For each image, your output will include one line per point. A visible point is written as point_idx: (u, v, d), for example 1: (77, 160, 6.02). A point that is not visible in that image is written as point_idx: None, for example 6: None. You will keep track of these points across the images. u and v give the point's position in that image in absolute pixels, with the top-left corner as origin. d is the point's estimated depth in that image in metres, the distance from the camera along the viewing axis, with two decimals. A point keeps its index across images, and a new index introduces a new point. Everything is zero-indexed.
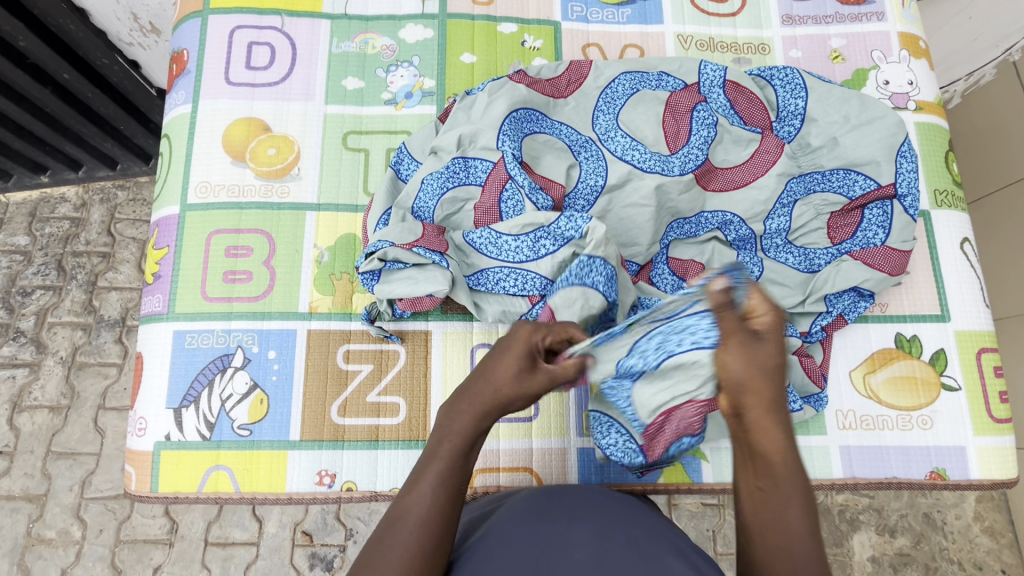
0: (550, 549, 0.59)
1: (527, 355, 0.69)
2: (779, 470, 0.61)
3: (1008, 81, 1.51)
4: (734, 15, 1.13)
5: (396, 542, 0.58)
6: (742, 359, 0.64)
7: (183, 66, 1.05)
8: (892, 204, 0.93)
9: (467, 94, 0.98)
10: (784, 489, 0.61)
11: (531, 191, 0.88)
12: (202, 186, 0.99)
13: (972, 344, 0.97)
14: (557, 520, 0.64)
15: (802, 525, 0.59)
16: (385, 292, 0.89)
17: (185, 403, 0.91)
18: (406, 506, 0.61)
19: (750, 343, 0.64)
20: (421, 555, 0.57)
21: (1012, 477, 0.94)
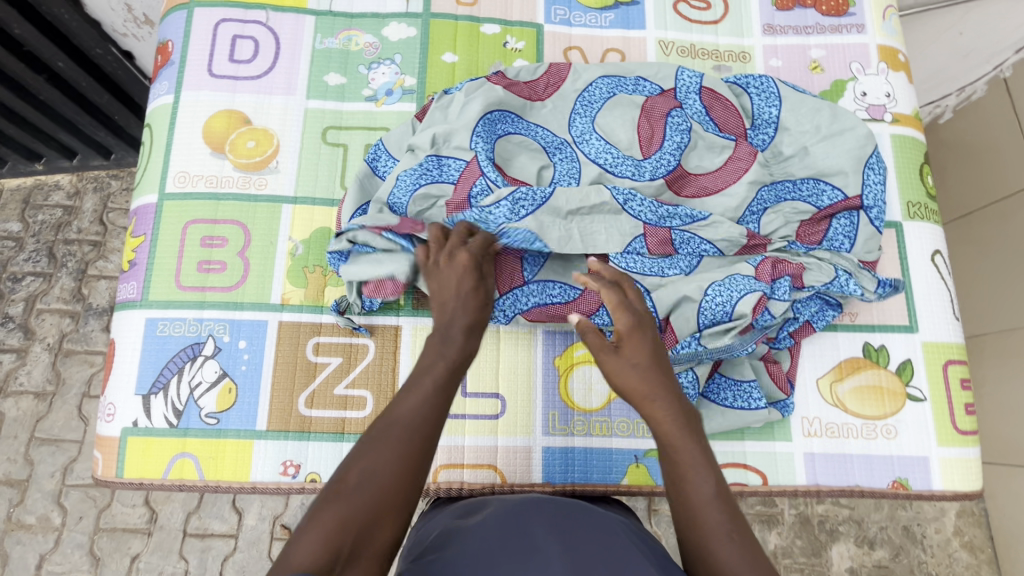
0: (527, 556, 0.60)
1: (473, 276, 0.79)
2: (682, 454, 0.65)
3: (997, 97, 1.52)
4: (715, 23, 1.15)
5: (385, 439, 0.62)
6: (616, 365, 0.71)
7: (168, 56, 1.06)
8: (858, 216, 0.94)
9: (446, 93, 0.99)
10: (684, 472, 0.65)
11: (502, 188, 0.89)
12: (181, 176, 1.00)
13: (939, 356, 0.98)
14: (532, 531, 0.65)
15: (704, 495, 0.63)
16: (351, 274, 0.90)
17: (154, 390, 0.91)
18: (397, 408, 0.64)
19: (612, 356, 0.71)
20: (416, 453, 0.62)
21: (976, 489, 0.94)
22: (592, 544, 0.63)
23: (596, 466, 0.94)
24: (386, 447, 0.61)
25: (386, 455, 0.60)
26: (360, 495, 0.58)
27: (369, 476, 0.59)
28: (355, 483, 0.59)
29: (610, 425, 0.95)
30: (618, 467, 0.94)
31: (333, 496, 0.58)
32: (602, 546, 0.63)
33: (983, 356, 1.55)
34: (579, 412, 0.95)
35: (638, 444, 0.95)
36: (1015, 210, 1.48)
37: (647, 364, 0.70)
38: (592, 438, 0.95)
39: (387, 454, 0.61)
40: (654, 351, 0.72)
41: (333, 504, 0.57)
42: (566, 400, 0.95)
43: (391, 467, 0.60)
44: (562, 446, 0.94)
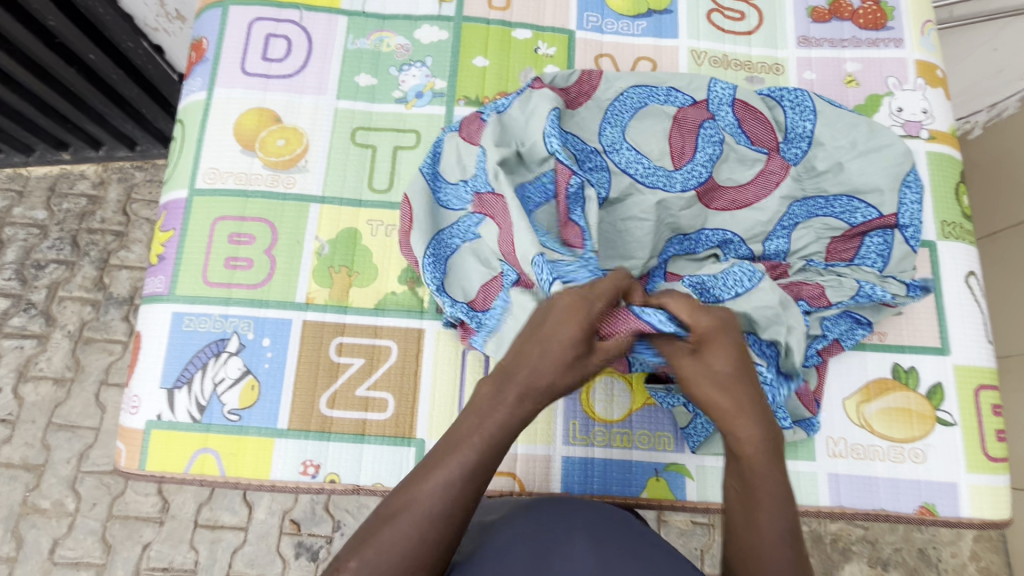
0: (551, 554, 0.62)
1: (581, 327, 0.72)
2: (758, 478, 0.69)
3: None
4: (749, 33, 1.13)
5: (419, 502, 0.63)
6: (696, 371, 0.73)
7: (202, 53, 1.07)
8: (892, 234, 0.92)
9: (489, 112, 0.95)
10: (761, 499, 0.67)
11: (591, 182, 0.88)
12: (211, 172, 1.00)
13: (971, 380, 0.96)
14: (553, 527, 0.66)
15: (774, 530, 0.65)
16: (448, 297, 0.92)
17: (179, 384, 0.92)
18: (423, 489, 0.64)
19: (694, 360, 0.74)
20: (443, 519, 0.63)
21: (1004, 518, 0.92)
22: (614, 544, 0.65)
23: (615, 478, 0.93)
24: (443, 474, 0.64)
25: (443, 480, 0.64)
26: (414, 521, 0.62)
27: (427, 501, 0.63)
28: (413, 505, 0.63)
29: (631, 437, 0.94)
30: (638, 480, 0.93)
31: (399, 511, 0.62)
32: (625, 548, 0.65)
33: (1007, 379, 1.52)
34: (600, 423, 0.94)
35: (659, 457, 0.94)
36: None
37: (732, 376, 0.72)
38: (613, 449, 0.94)
39: (443, 482, 0.64)
40: (733, 368, 0.72)
41: (394, 519, 0.62)
42: (587, 410, 0.95)
43: (448, 494, 0.63)
44: (582, 457, 0.93)
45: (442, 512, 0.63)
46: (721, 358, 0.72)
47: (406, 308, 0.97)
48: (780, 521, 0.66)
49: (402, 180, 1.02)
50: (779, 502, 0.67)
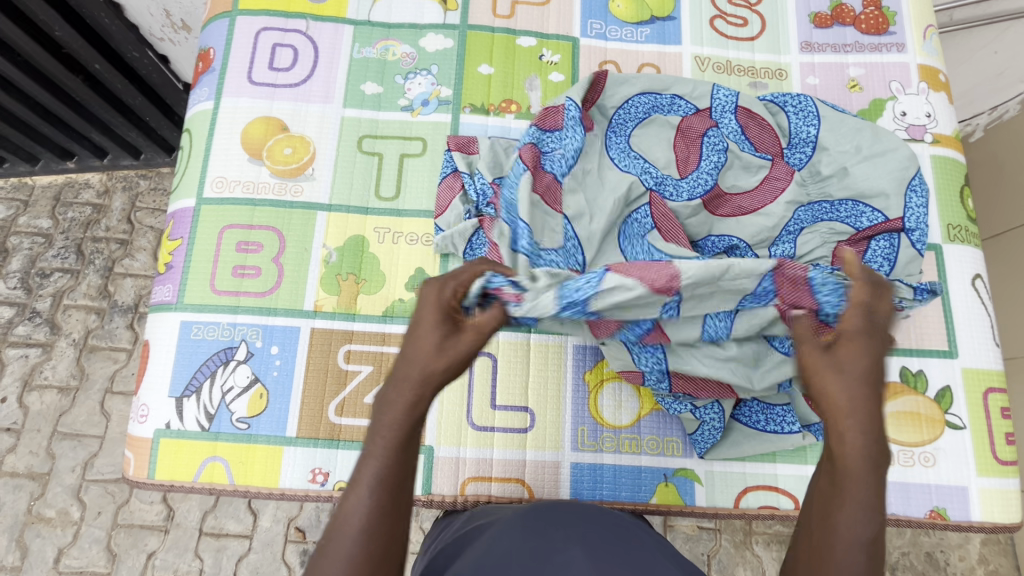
0: (542, 560, 0.59)
1: (445, 314, 0.60)
2: (850, 488, 0.52)
3: None
4: (752, 39, 1.14)
5: (344, 524, 0.53)
6: (819, 368, 0.55)
7: (209, 63, 1.08)
8: (898, 238, 0.92)
9: (556, 153, 0.91)
10: (845, 500, 0.52)
11: (678, 193, 0.93)
12: (218, 181, 1.01)
13: (979, 383, 0.95)
14: (551, 537, 0.64)
15: (851, 538, 0.51)
16: None
17: (187, 393, 0.92)
18: (344, 510, 0.53)
19: (825, 353, 0.55)
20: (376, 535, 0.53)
21: (1015, 522, 0.92)
22: (610, 553, 0.61)
23: (624, 484, 0.93)
24: (362, 487, 0.54)
25: (368, 498, 0.53)
26: (345, 545, 0.52)
27: (351, 521, 0.53)
28: (341, 528, 0.53)
29: (640, 443, 0.94)
30: (647, 486, 0.93)
31: (329, 534, 0.53)
32: (621, 558, 0.60)
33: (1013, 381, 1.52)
34: (608, 429, 0.94)
35: (668, 463, 0.93)
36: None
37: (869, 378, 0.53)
38: (621, 455, 0.94)
39: (365, 497, 0.53)
40: (868, 367, 0.54)
41: (327, 544, 0.53)
42: (595, 416, 0.95)
43: (373, 507, 0.53)
44: (591, 462, 0.93)
45: (375, 529, 0.53)
46: (849, 352, 0.55)
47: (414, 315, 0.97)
48: (864, 526, 0.51)
49: (408, 188, 1.03)
50: (870, 511, 0.51)
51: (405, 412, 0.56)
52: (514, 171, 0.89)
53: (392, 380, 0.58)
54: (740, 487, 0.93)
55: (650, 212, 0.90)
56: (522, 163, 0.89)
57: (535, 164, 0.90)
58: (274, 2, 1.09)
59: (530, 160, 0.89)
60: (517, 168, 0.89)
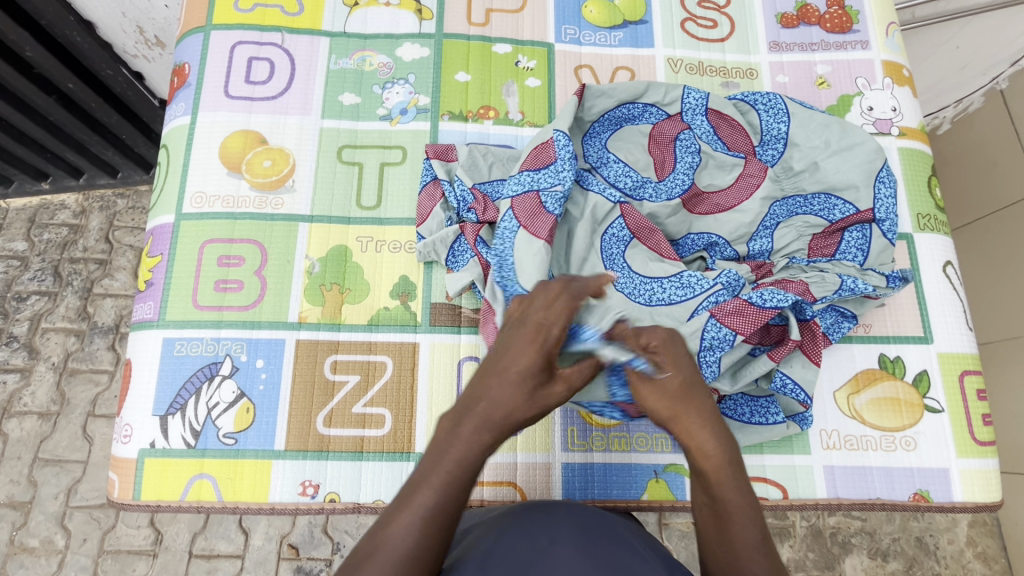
0: (531, 563, 0.60)
1: (541, 354, 0.66)
2: (724, 489, 0.63)
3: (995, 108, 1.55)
4: (722, 40, 1.17)
5: (388, 540, 0.56)
6: (652, 392, 0.69)
7: (184, 78, 1.08)
8: (869, 228, 0.95)
9: (553, 191, 0.89)
10: (731, 514, 0.62)
11: (654, 197, 0.95)
12: (197, 196, 1.00)
13: (955, 367, 0.98)
14: (539, 538, 0.65)
15: (750, 543, 0.60)
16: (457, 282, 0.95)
17: (172, 410, 0.91)
18: (386, 537, 0.56)
19: (651, 377, 0.69)
20: (423, 555, 0.56)
21: (996, 501, 0.94)
22: (599, 553, 0.62)
23: (615, 482, 0.93)
24: (409, 516, 0.57)
25: (413, 524, 0.56)
26: (384, 566, 0.54)
27: (394, 548, 0.55)
28: (380, 552, 0.55)
29: (630, 440, 0.95)
30: (638, 483, 0.93)
31: (364, 557, 0.55)
32: (608, 561, 0.61)
33: (992, 365, 1.56)
34: (597, 428, 0.95)
35: (658, 458, 0.94)
36: (1016, 219, 1.51)
37: (681, 387, 0.68)
38: (611, 454, 0.94)
39: (411, 523, 0.56)
40: (685, 378, 0.68)
41: (362, 569, 0.54)
42: (583, 415, 0.95)
43: (416, 536, 0.56)
44: (582, 462, 0.94)
45: (418, 555, 0.55)
46: (671, 372, 0.68)
47: (400, 322, 0.97)
48: (752, 529, 0.61)
49: (390, 196, 1.03)
50: (750, 512, 0.62)
51: (466, 445, 0.62)
52: (506, 222, 0.89)
53: (469, 409, 0.64)
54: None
55: (627, 225, 0.91)
56: (514, 215, 0.89)
57: (532, 213, 0.89)
58: (249, 15, 1.10)
59: (525, 211, 0.89)
60: (508, 219, 0.89)
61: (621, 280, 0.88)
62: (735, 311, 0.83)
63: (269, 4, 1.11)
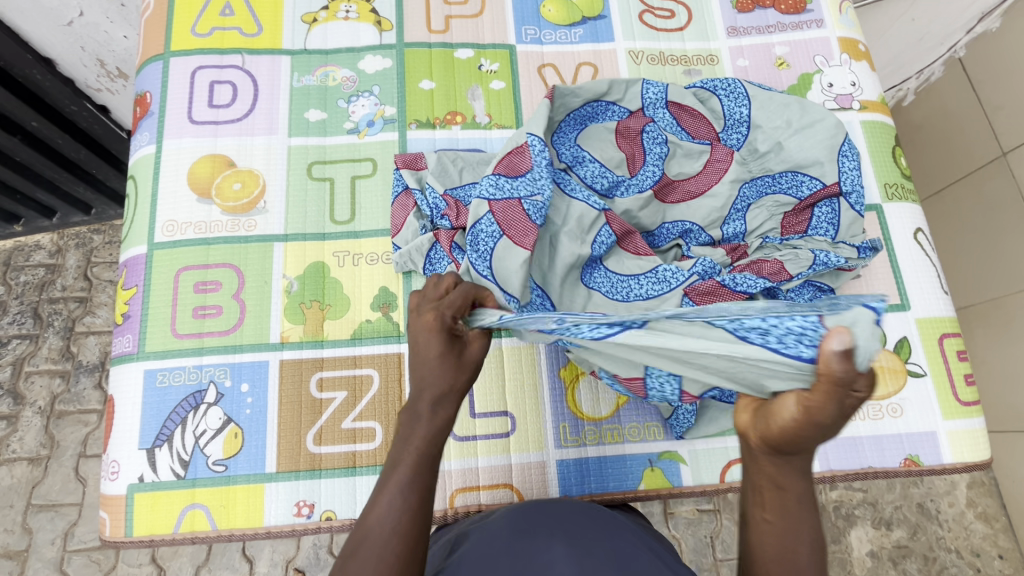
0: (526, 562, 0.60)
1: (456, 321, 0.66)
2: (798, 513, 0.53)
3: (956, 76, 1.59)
4: (681, 29, 1.18)
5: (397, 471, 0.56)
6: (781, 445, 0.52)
7: (147, 107, 1.07)
8: (838, 202, 0.96)
9: (533, 200, 0.86)
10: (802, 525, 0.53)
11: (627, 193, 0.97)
12: (169, 224, 1.00)
13: (933, 331, 1.00)
14: (537, 535, 0.65)
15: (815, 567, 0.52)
16: None
17: (158, 442, 0.90)
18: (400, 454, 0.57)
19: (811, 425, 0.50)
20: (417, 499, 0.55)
21: (984, 459, 0.96)
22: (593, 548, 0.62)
23: (611, 474, 0.94)
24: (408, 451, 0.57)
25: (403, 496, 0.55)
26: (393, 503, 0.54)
27: (379, 526, 0.53)
28: (369, 535, 0.53)
29: (622, 431, 0.95)
30: (633, 473, 0.94)
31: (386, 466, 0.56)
32: (601, 555, 0.61)
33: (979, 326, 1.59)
34: (589, 422, 0.95)
35: (651, 447, 0.95)
36: (987, 181, 1.54)
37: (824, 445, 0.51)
38: (605, 446, 0.95)
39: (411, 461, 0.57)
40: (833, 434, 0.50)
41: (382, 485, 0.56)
42: (575, 411, 0.95)
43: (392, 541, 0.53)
44: (576, 458, 0.94)
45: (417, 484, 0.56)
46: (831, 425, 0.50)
47: (383, 334, 0.96)
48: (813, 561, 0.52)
49: (363, 209, 1.03)
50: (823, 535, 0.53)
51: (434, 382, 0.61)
52: (485, 226, 0.84)
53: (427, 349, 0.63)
54: (706, 465, 0.94)
55: (613, 230, 0.91)
56: (495, 220, 0.85)
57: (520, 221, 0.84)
58: (207, 40, 1.09)
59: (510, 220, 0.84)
60: (487, 223, 0.85)
61: (599, 280, 0.91)
62: (708, 291, 0.86)
63: (227, 27, 1.10)
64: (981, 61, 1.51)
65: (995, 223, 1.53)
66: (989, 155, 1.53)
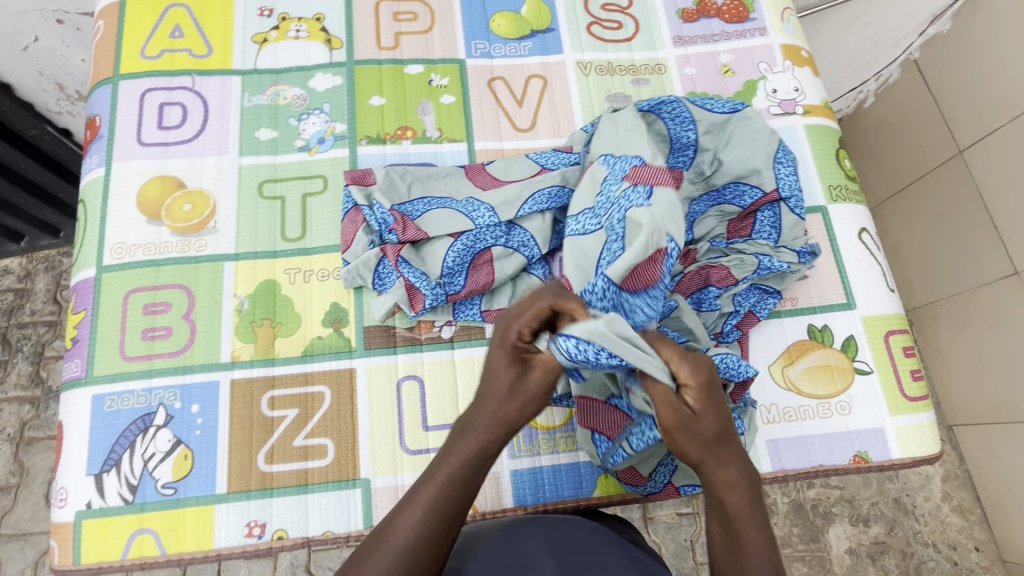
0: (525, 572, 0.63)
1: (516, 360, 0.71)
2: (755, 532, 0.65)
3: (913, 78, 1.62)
4: (629, 40, 1.21)
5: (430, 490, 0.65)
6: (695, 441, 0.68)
7: (96, 131, 1.07)
8: (779, 207, 0.98)
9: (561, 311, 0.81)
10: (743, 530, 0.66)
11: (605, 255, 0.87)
12: (118, 247, 0.99)
13: (879, 328, 1.02)
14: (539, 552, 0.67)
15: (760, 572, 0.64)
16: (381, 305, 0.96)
17: (106, 468, 0.89)
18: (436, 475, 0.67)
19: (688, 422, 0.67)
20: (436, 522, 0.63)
21: (933, 453, 0.97)
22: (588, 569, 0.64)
23: (566, 482, 0.94)
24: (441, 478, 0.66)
25: (425, 514, 0.63)
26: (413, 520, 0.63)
27: (401, 538, 0.62)
28: (389, 543, 0.62)
29: (576, 439, 0.96)
30: (587, 480, 0.94)
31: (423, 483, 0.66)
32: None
33: (949, 320, 1.62)
34: (543, 430, 0.96)
35: None
36: (946, 180, 1.59)
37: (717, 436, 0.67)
38: (560, 454, 0.95)
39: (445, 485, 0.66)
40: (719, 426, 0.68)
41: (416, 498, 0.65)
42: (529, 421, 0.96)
43: (423, 528, 0.62)
44: (530, 468, 0.94)
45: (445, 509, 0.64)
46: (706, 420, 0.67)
47: (335, 350, 0.97)
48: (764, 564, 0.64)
49: (314, 226, 1.03)
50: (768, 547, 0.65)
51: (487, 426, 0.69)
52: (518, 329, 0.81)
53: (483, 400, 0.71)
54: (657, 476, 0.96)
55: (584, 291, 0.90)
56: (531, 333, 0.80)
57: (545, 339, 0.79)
58: (156, 62, 1.10)
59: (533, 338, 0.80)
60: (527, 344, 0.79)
61: None
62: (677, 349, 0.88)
63: (176, 49, 1.11)
64: (935, 63, 1.55)
65: (957, 220, 1.57)
66: (947, 153, 1.57)
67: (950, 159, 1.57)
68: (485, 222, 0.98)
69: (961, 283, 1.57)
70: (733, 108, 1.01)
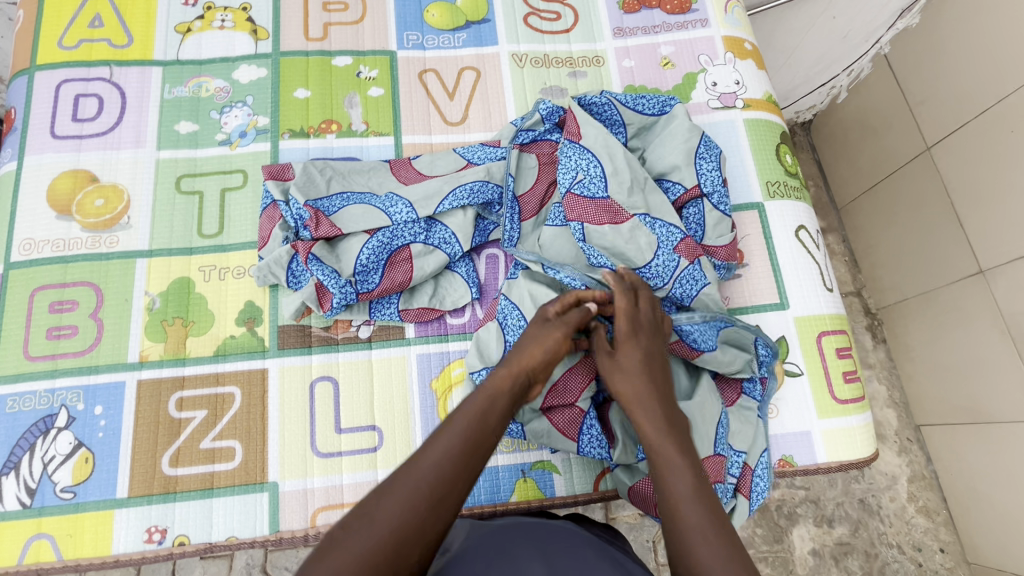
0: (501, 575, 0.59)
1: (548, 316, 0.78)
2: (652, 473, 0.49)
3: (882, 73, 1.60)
4: (567, 31, 1.17)
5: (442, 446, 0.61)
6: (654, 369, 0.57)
7: (11, 123, 1.04)
8: (703, 203, 0.95)
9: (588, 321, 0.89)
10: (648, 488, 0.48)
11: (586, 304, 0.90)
12: (25, 243, 0.96)
13: (812, 329, 0.99)
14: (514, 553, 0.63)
15: None
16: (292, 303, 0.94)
17: (4, 471, 0.86)
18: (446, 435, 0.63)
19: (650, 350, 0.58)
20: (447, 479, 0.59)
21: (862, 457, 0.94)
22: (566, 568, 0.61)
23: (483, 487, 0.91)
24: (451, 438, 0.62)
25: (441, 461, 0.60)
26: (427, 473, 0.59)
27: (411, 489, 0.57)
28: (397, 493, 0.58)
29: None
30: (505, 485, 0.91)
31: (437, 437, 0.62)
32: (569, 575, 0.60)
33: (918, 319, 1.58)
34: None
35: (525, 457, 0.93)
36: (914, 177, 1.55)
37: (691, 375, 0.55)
38: None
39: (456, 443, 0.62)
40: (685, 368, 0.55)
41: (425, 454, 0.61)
42: None
43: (436, 480, 0.58)
44: None
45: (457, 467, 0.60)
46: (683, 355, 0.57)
47: (247, 349, 0.94)
48: None
49: (232, 222, 1.01)
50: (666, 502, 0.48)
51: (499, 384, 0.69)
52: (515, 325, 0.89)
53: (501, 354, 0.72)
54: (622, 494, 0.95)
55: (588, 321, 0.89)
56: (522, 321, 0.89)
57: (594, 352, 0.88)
58: (73, 52, 1.06)
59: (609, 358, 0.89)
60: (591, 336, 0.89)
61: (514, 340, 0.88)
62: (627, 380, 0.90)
63: (95, 39, 1.08)
64: (906, 58, 1.52)
65: (925, 217, 1.53)
66: (914, 150, 1.54)
67: (918, 155, 1.53)
68: (403, 219, 0.95)
69: (931, 282, 1.54)
70: (663, 106, 1.02)
